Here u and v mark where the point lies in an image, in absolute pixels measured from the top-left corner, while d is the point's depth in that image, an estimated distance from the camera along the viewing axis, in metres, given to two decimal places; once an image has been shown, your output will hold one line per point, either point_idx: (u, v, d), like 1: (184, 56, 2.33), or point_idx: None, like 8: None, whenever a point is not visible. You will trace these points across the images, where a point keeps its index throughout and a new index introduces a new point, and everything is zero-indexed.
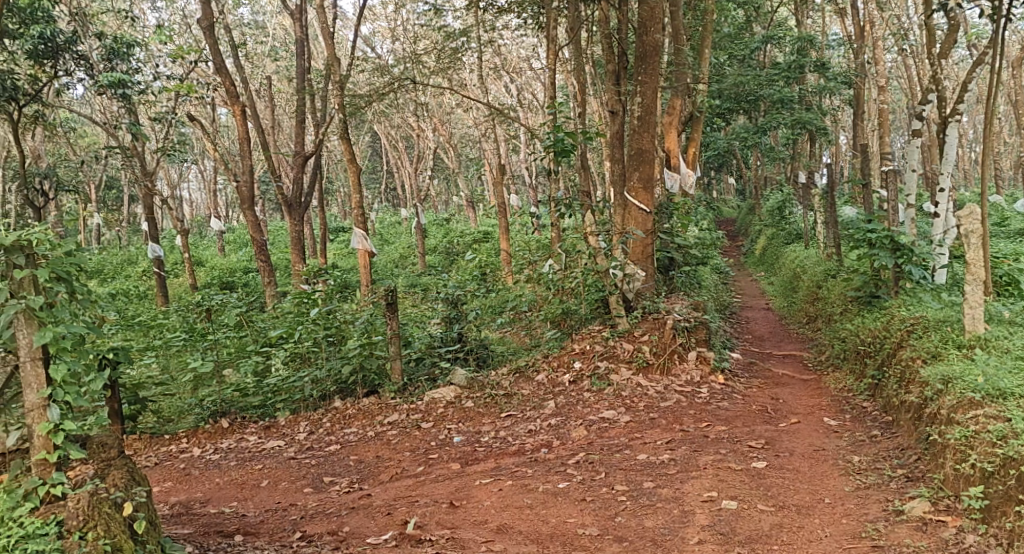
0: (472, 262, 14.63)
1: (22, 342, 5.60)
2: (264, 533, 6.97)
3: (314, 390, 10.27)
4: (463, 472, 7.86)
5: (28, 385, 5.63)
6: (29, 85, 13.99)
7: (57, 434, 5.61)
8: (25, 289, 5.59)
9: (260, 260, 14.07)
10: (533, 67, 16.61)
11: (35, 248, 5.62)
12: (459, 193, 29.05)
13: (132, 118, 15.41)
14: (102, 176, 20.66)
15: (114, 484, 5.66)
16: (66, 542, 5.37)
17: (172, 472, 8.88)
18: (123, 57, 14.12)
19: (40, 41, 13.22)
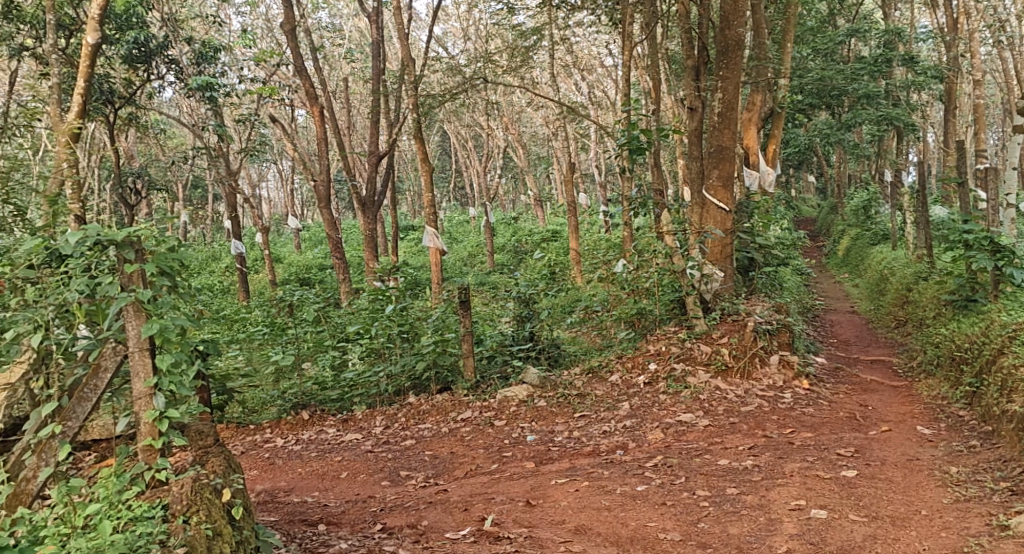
0: (542, 261, 14.65)
1: (131, 333, 5.73)
2: (345, 524, 7.06)
3: (388, 385, 10.37)
4: (536, 472, 7.83)
5: (136, 374, 5.77)
6: (123, 88, 14.48)
7: (162, 421, 5.72)
8: (134, 283, 5.72)
9: (334, 257, 14.27)
10: (607, 64, 16.55)
11: (143, 243, 5.75)
12: (528, 192, 29.09)
13: (218, 119, 15.91)
14: (188, 176, 21.33)
15: (214, 471, 5.83)
16: (172, 525, 5.48)
17: (257, 461, 9.13)
18: (211, 61, 14.83)
19: (134, 46, 13.77)
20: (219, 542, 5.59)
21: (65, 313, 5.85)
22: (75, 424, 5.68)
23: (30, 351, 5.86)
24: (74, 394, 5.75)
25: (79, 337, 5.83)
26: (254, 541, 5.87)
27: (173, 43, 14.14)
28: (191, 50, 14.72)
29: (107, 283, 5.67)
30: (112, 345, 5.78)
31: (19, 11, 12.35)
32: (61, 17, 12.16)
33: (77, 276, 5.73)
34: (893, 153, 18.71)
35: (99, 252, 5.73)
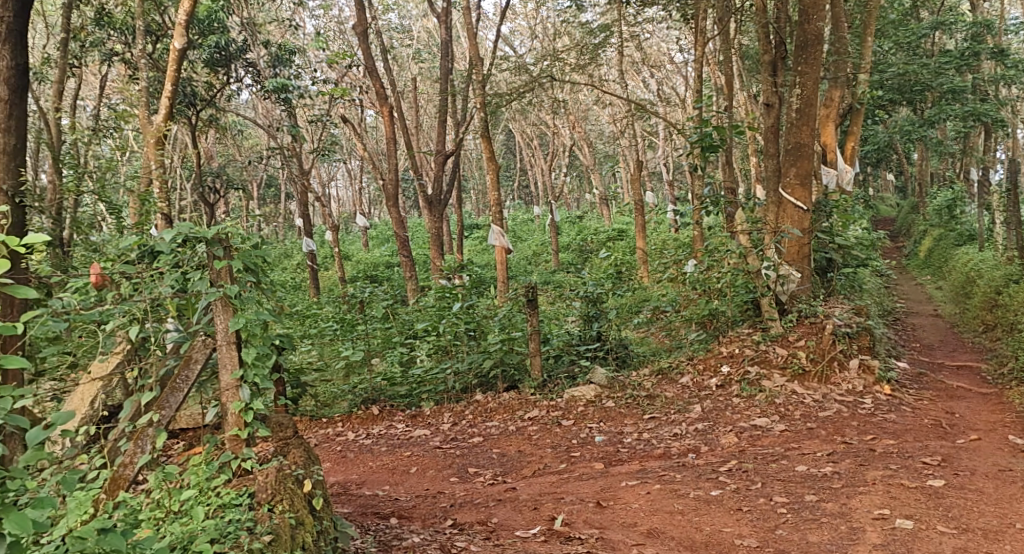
0: (608, 260, 14.57)
1: (219, 327, 5.93)
2: (416, 519, 7.18)
3: (456, 382, 10.45)
4: (606, 473, 7.79)
5: (223, 366, 5.97)
6: (204, 90, 15.00)
7: (247, 413, 5.92)
8: (222, 279, 5.90)
9: (401, 255, 14.40)
10: (676, 61, 16.41)
11: (230, 240, 5.94)
12: (593, 190, 28.98)
13: (291, 119, 16.26)
14: (261, 174, 21.81)
15: (296, 461, 6.02)
16: (258, 513, 5.64)
17: (330, 453, 9.39)
18: (287, 64, 15.23)
19: (216, 50, 14.29)
20: (302, 531, 5.68)
21: (157, 308, 5.95)
22: (169, 413, 5.80)
23: (124, 342, 6.04)
24: (167, 384, 5.89)
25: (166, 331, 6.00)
26: (333, 531, 6.01)
27: (251, 47, 14.56)
28: (268, 54, 15.18)
29: (197, 278, 5.88)
30: (202, 338, 6.00)
31: (110, 17, 12.84)
32: (147, 23, 12.67)
33: (168, 272, 5.93)
34: (980, 150, 18.11)
35: (189, 249, 5.95)
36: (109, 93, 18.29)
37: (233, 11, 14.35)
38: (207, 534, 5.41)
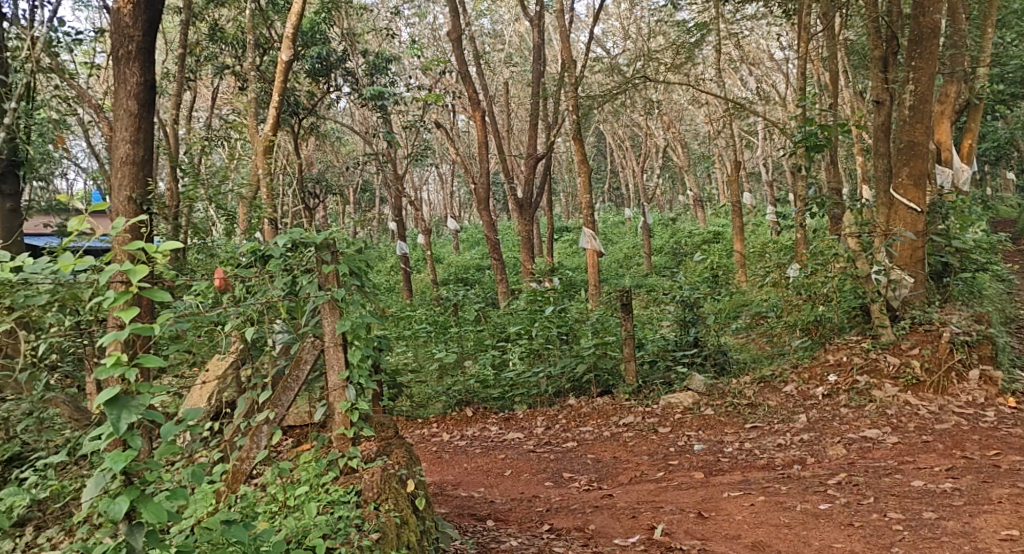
0: (703, 263, 14.34)
1: (326, 330, 6.19)
2: (513, 522, 7.37)
3: (548, 386, 10.51)
4: (707, 483, 7.68)
5: (330, 367, 6.24)
6: (306, 100, 15.79)
7: (353, 412, 6.19)
8: (330, 283, 6.15)
9: (493, 258, 14.54)
10: (775, 58, 16.09)
11: (336, 245, 6.21)
12: (687, 192, 28.55)
13: (387, 125, 16.62)
14: (358, 179, 22.29)
15: (399, 462, 6.29)
16: (366, 511, 5.90)
17: (426, 453, 9.60)
18: (383, 72, 15.83)
19: (318, 61, 15.07)
20: (407, 531, 5.91)
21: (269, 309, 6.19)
22: (279, 412, 6.10)
23: (237, 341, 6.30)
24: (278, 384, 6.20)
25: (277, 333, 6.21)
26: (434, 531, 6.30)
27: (351, 57, 15.40)
28: (366, 63, 15.80)
29: (307, 282, 6.13)
30: (311, 340, 6.23)
31: (223, 32, 14.07)
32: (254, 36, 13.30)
33: (279, 277, 6.17)
34: None
35: (299, 254, 6.18)
36: (219, 104, 19.19)
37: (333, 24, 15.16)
38: (320, 529, 5.69)
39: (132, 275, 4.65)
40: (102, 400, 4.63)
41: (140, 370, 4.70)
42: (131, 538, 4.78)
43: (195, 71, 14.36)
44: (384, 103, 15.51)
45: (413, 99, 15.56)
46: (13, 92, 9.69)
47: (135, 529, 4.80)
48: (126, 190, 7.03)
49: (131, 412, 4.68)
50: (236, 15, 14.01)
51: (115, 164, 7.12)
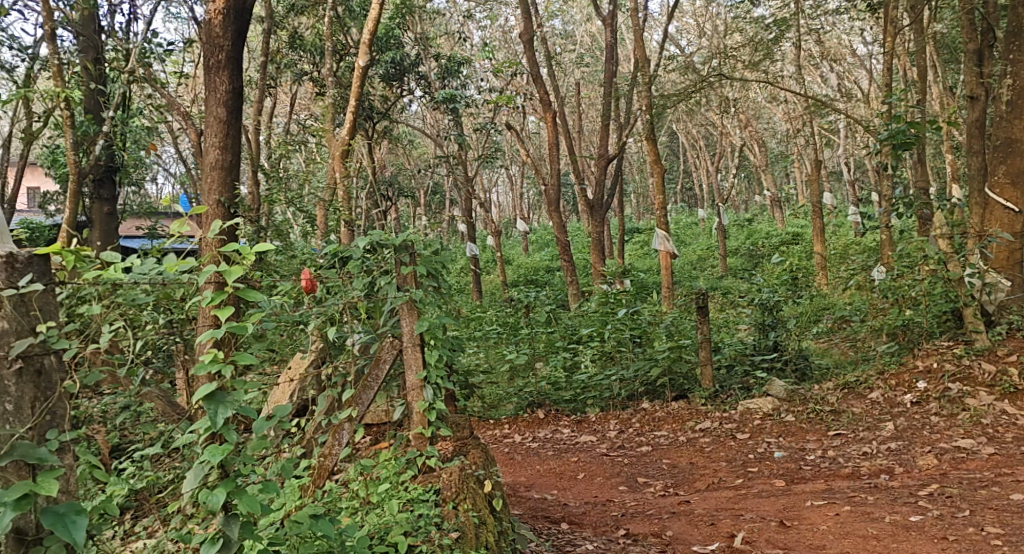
0: (781, 265, 14.11)
1: (404, 330, 6.49)
2: (588, 525, 7.36)
3: (622, 389, 10.49)
4: (789, 491, 7.58)
5: (408, 367, 6.50)
6: (380, 104, 16.12)
7: (430, 412, 6.51)
8: (408, 284, 6.40)
9: (564, 260, 14.57)
10: (855, 54, 15.73)
11: (414, 247, 6.44)
12: (762, 192, 28.07)
13: (459, 128, 16.79)
14: (428, 182, 22.51)
15: (476, 462, 6.56)
16: (445, 510, 6.15)
17: (498, 454, 9.63)
18: (455, 75, 16.04)
19: (392, 65, 15.47)
20: (485, 530, 6.13)
21: (350, 309, 6.45)
22: (361, 410, 6.41)
23: (318, 340, 6.53)
24: (359, 383, 6.51)
25: (357, 335, 6.48)
26: (512, 533, 6.46)
27: (424, 60, 15.71)
28: (439, 67, 16.02)
29: (386, 283, 6.35)
30: (390, 340, 6.51)
31: (302, 40, 14.52)
32: (332, 42, 13.60)
33: (358, 278, 6.41)
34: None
35: (378, 255, 6.41)
36: (297, 110, 19.67)
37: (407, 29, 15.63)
38: (402, 527, 5.96)
39: (227, 275, 4.71)
40: (200, 397, 4.73)
41: (235, 367, 4.80)
42: (228, 529, 4.87)
43: (276, 78, 14.94)
44: (456, 105, 15.66)
45: (485, 101, 15.72)
46: (109, 103, 11.57)
47: (230, 520, 4.89)
48: (215, 194, 7.68)
49: (226, 407, 4.75)
50: (315, 22, 14.39)
51: (205, 168, 7.78)
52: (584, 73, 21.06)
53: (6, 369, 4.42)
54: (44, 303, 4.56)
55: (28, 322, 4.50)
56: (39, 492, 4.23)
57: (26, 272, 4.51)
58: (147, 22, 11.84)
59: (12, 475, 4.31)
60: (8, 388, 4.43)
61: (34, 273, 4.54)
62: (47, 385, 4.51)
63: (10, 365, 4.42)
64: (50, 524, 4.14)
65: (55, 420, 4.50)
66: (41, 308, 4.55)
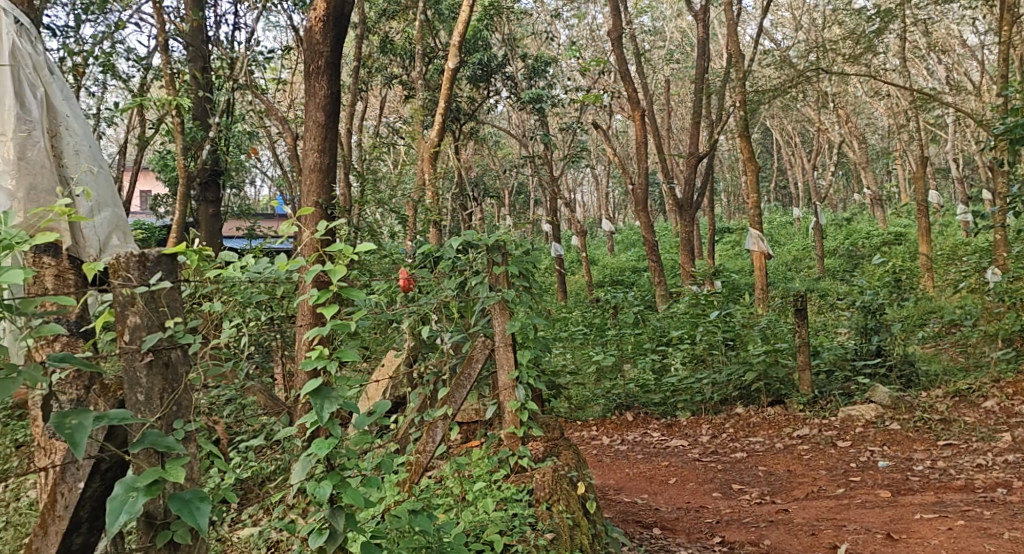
0: (882, 266, 13.65)
1: (497, 330, 6.53)
2: (681, 532, 7.21)
3: (714, 393, 10.23)
4: (895, 502, 7.34)
5: (500, 366, 6.58)
6: (467, 105, 16.19)
7: (522, 411, 6.56)
8: (501, 283, 6.46)
9: (652, 261, 14.39)
10: (965, 44, 15.07)
11: (505, 247, 6.50)
12: (860, 191, 27.20)
13: (546, 129, 16.86)
14: (514, 182, 22.52)
15: (569, 463, 6.63)
16: (539, 510, 6.24)
17: (586, 456, 9.46)
18: (542, 75, 16.06)
19: (479, 67, 15.67)
20: (579, 532, 6.19)
21: (442, 309, 6.50)
22: (455, 408, 6.37)
23: (411, 339, 6.62)
24: (452, 382, 6.45)
25: (449, 334, 6.49)
26: (605, 535, 6.47)
27: (510, 61, 15.76)
28: (525, 68, 16.11)
29: (478, 283, 6.46)
30: (482, 340, 6.53)
31: (392, 44, 14.80)
32: (422, 44, 13.70)
33: (450, 277, 6.53)
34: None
35: (469, 255, 6.53)
36: (385, 113, 19.93)
37: (495, 30, 15.71)
38: (497, 526, 6.06)
39: (333, 276, 4.82)
40: (307, 391, 4.94)
41: (338, 363, 5.05)
42: (334, 521, 5.07)
43: (367, 82, 15.21)
44: (542, 106, 15.79)
45: (572, 100, 15.66)
46: (215, 110, 11.91)
47: (336, 511, 5.09)
48: (314, 195, 7.69)
49: (331, 402, 4.96)
50: (405, 27, 14.66)
51: (305, 172, 7.84)
52: (674, 70, 20.76)
53: (138, 361, 4.47)
54: (171, 300, 4.59)
55: (158, 318, 4.54)
56: (167, 479, 4.22)
57: (156, 271, 4.55)
58: (251, 32, 12.17)
59: (142, 462, 4.33)
60: (139, 379, 4.47)
61: (163, 272, 4.58)
62: (174, 377, 4.54)
63: (141, 358, 4.47)
64: (176, 510, 4.16)
65: (181, 411, 4.54)
66: (169, 304, 4.58)
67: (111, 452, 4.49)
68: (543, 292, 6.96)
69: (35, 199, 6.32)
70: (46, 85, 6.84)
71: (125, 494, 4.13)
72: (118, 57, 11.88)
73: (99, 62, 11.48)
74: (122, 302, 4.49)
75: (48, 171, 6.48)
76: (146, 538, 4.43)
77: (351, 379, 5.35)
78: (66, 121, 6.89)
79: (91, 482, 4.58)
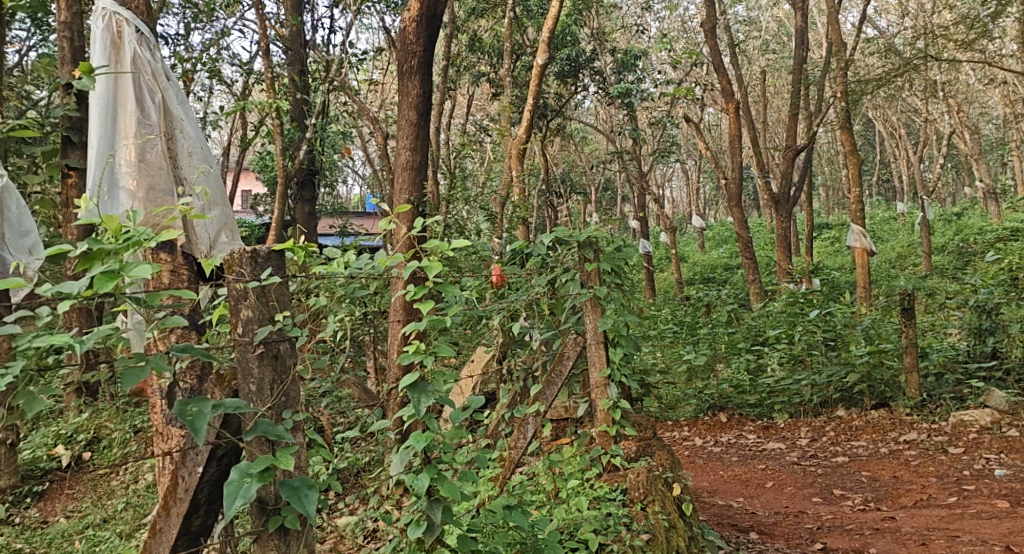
0: (996, 263, 12.99)
1: (588, 327, 6.39)
2: (779, 536, 6.97)
3: (813, 395, 9.83)
4: (1014, 513, 7.02)
5: (592, 364, 6.44)
6: (555, 101, 16.08)
7: (615, 410, 6.40)
8: (592, 280, 6.33)
9: (747, 257, 14.04)
10: None
11: (597, 242, 6.36)
12: (971, 183, 25.97)
13: (636, 123, 16.61)
14: (602, 177, 22.32)
15: (664, 465, 6.47)
16: (633, 511, 6.11)
17: (678, 457, 9.22)
18: (632, 68, 15.83)
19: (567, 62, 15.39)
20: (675, 534, 6.01)
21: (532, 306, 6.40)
22: (546, 404, 6.27)
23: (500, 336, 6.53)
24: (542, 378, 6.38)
25: (539, 330, 6.40)
26: (702, 538, 6.30)
27: (599, 55, 15.57)
28: (615, 61, 15.87)
29: (569, 280, 6.36)
30: (573, 337, 6.42)
31: (481, 42, 14.80)
32: (511, 40, 13.61)
33: (540, 274, 6.40)
34: None
35: (561, 250, 6.38)
36: (473, 111, 19.99)
37: (584, 24, 15.52)
38: (590, 525, 5.94)
39: (427, 271, 4.84)
40: (403, 385, 4.95)
41: (435, 358, 5.04)
42: (431, 513, 5.06)
43: (456, 80, 15.23)
44: (631, 100, 15.55)
45: (662, 94, 15.37)
46: (311, 111, 12.06)
47: (434, 504, 5.08)
48: (406, 193, 7.63)
49: (428, 396, 4.95)
50: (493, 25, 14.67)
51: (396, 169, 7.79)
52: (768, 62, 20.22)
53: (250, 352, 4.54)
54: (280, 295, 4.63)
55: (267, 311, 4.58)
56: (278, 466, 4.32)
57: (267, 266, 4.60)
58: (346, 34, 12.30)
59: (255, 450, 4.43)
60: (251, 370, 4.54)
61: (272, 267, 4.62)
62: (282, 369, 4.60)
63: (253, 349, 4.53)
64: (287, 497, 4.26)
65: (290, 402, 4.61)
66: (278, 298, 4.62)
67: (227, 439, 4.50)
68: (635, 290, 6.75)
69: (153, 199, 6.36)
70: (163, 89, 6.90)
71: (240, 479, 4.24)
72: (222, 63, 12.11)
73: (206, 68, 11.76)
74: (235, 296, 4.53)
75: (164, 172, 6.52)
76: (259, 523, 4.54)
77: (446, 372, 5.27)
78: (181, 124, 6.95)
79: (209, 466, 4.56)
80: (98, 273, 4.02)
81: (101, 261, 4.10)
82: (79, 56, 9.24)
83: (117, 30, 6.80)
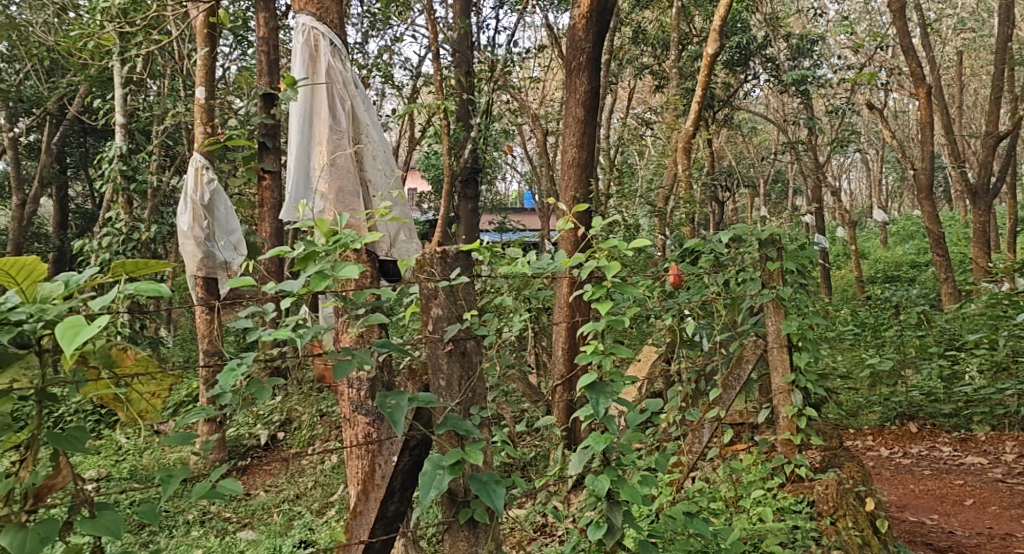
0: None
1: (770, 329, 6.00)
2: None
3: (1020, 405, 8.96)
4: None
5: (774, 368, 6.07)
6: (724, 91, 15.49)
7: (801, 417, 5.99)
8: (774, 280, 5.93)
9: (937, 254, 13.08)
10: None
11: (780, 240, 5.93)
12: None
13: (811, 113, 15.79)
14: (774, 171, 21.50)
15: (852, 477, 5.91)
16: (822, 525, 5.61)
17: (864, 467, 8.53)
18: (808, 54, 15.05)
19: (738, 51, 14.80)
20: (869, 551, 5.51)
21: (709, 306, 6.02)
22: (724, 409, 5.98)
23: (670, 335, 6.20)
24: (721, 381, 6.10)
25: (714, 333, 6.00)
26: None
27: (772, 41, 14.85)
28: (789, 47, 15.14)
29: (747, 279, 5.94)
30: (752, 339, 6.12)
31: (646, 34, 14.45)
32: (680, 31, 13.18)
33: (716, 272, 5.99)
34: None
35: (741, 249, 5.97)
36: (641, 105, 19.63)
37: (756, 10, 14.85)
38: (776, 537, 5.49)
39: (607, 272, 4.62)
40: (581, 386, 4.71)
41: (615, 359, 4.77)
42: (612, 515, 4.78)
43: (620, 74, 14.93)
44: (808, 88, 14.77)
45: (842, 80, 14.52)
46: (477, 110, 12.00)
47: (614, 506, 4.79)
48: (571, 191, 7.45)
49: (607, 397, 4.69)
50: (661, 14, 14.27)
51: (563, 167, 7.60)
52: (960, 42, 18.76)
53: (439, 349, 4.43)
54: (468, 293, 4.48)
55: (456, 309, 4.45)
56: (468, 460, 4.16)
57: (455, 266, 4.46)
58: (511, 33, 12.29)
59: (444, 443, 4.32)
60: (441, 366, 4.43)
61: (461, 268, 4.47)
62: (470, 365, 4.47)
63: (443, 346, 4.43)
64: (476, 491, 4.14)
65: (477, 398, 4.48)
66: (467, 297, 4.48)
67: (419, 431, 4.41)
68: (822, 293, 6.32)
69: (342, 202, 6.47)
70: (352, 96, 6.89)
71: (432, 471, 4.12)
72: (394, 66, 12.29)
73: (379, 72, 11.98)
74: (425, 294, 4.42)
75: (353, 176, 6.58)
76: (449, 513, 4.42)
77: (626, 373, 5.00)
78: (368, 129, 6.95)
79: (403, 455, 4.48)
80: (313, 274, 3.99)
81: (313, 262, 4.08)
82: (275, 67, 9.56)
83: (315, 43, 6.71)
